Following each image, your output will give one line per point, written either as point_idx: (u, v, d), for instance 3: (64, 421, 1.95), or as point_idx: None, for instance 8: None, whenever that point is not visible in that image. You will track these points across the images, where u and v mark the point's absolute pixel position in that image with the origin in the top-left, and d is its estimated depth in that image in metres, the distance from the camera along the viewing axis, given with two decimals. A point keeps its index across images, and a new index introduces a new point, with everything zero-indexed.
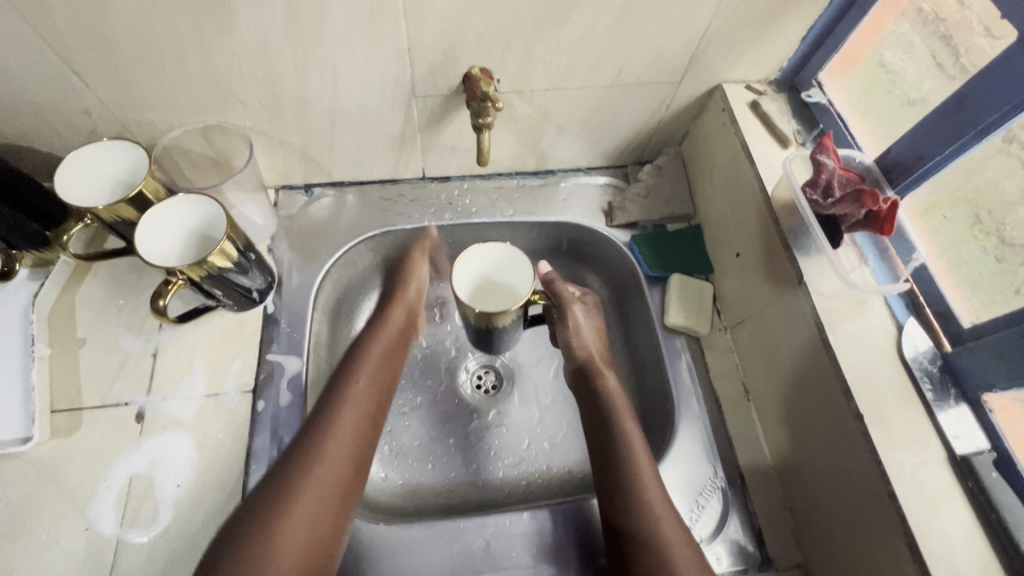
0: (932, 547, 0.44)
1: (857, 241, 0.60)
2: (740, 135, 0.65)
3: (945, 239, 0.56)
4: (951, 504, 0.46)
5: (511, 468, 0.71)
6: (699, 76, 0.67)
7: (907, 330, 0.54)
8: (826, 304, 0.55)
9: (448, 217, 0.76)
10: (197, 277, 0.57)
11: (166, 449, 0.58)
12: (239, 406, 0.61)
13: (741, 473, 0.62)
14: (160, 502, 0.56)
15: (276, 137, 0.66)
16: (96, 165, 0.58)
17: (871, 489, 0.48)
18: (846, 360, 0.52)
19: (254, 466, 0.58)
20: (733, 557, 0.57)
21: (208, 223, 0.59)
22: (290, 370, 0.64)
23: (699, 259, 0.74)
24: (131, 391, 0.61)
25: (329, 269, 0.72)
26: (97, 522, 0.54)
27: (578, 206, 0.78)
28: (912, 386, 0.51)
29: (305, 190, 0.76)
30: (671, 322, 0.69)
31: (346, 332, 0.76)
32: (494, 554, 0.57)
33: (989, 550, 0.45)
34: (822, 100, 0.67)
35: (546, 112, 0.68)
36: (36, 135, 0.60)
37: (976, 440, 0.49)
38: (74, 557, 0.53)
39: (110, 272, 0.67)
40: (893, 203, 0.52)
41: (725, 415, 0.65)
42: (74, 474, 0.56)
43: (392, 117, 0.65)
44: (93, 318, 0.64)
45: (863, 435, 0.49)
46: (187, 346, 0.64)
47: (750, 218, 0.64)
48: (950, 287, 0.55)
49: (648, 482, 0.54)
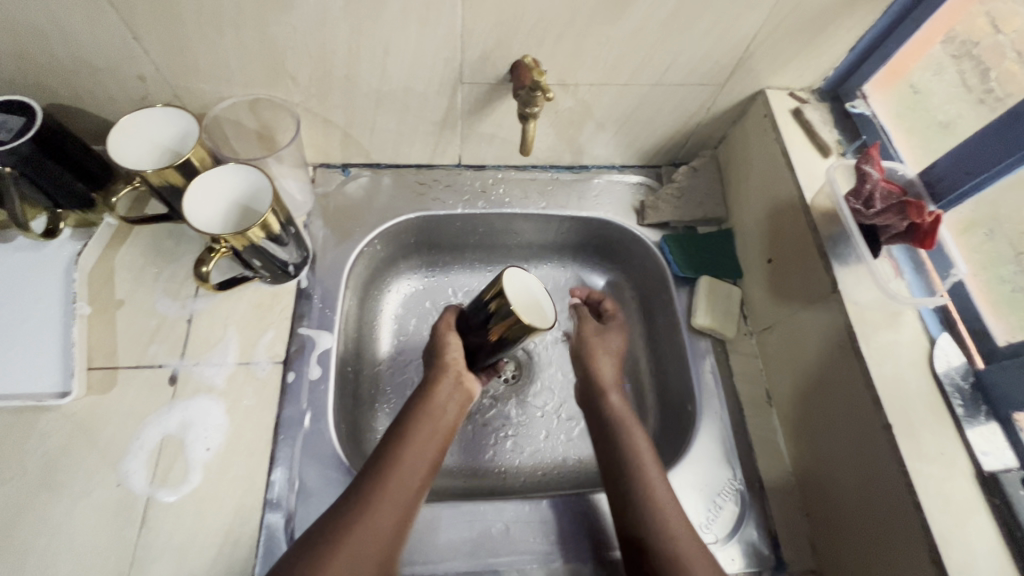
0: (955, 560, 0.45)
1: (893, 254, 0.59)
2: (781, 141, 0.65)
3: (984, 257, 0.56)
4: (976, 520, 0.46)
5: (528, 458, 0.72)
6: (743, 80, 0.67)
7: (939, 344, 0.54)
8: (860, 313, 0.55)
9: (481, 205, 0.77)
10: (240, 246, 0.58)
11: (198, 413, 0.59)
12: (269, 376, 0.62)
13: (759, 477, 0.63)
14: (190, 464, 0.57)
15: (321, 114, 0.67)
16: (145, 130, 0.59)
17: (896, 500, 0.49)
18: (877, 370, 0.52)
19: (284, 434, 0.60)
20: (747, 559, 0.58)
21: (251, 195, 0.60)
22: (321, 345, 0.65)
23: (727, 263, 0.74)
24: (165, 354, 0.62)
25: (362, 249, 0.73)
26: (129, 478, 0.55)
27: (610, 202, 0.78)
28: (942, 401, 0.51)
29: (342, 169, 0.77)
30: (698, 323, 0.69)
31: (373, 312, 0.77)
32: (513, 539, 0.58)
33: (1013, 567, 0.45)
34: (866, 112, 0.67)
35: (588, 106, 0.69)
36: (90, 98, 0.61)
37: (1005, 458, 0.49)
38: (105, 510, 0.54)
39: (149, 237, 0.68)
40: (937, 217, 0.53)
41: (746, 418, 0.66)
42: (107, 430, 0.57)
43: (436, 101, 0.66)
44: (131, 281, 0.66)
45: (890, 445, 0.49)
46: (221, 314, 0.65)
47: (785, 223, 0.64)
48: (985, 303, 0.55)
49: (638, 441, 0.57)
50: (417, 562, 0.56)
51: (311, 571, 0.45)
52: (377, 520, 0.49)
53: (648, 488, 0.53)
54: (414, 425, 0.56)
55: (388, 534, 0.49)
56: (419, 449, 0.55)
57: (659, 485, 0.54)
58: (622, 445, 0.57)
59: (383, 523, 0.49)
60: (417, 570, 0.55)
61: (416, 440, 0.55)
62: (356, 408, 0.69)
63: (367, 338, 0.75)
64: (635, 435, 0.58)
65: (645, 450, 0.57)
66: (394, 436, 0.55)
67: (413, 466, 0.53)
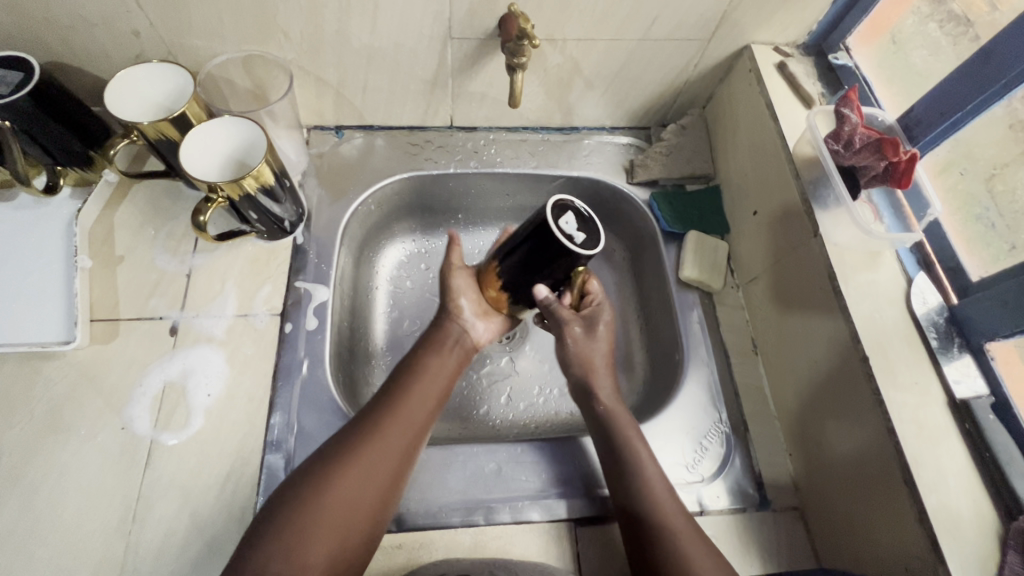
0: (926, 479, 0.47)
1: (873, 199, 0.61)
2: (766, 93, 0.66)
3: (959, 196, 0.57)
4: (946, 442, 0.48)
5: (522, 412, 0.74)
6: (728, 36, 0.68)
7: (916, 283, 0.56)
8: (840, 254, 0.57)
9: (473, 164, 0.78)
10: (236, 196, 0.59)
11: (198, 361, 0.61)
12: (267, 327, 0.64)
13: (744, 419, 0.65)
14: (192, 409, 0.59)
15: (314, 73, 0.68)
16: (138, 84, 0.60)
17: (871, 428, 0.50)
18: (855, 307, 0.54)
19: (283, 380, 0.62)
20: (732, 496, 0.60)
21: (245, 149, 0.62)
22: (318, 298, 0.67)
23: (715, 218, 0.75)
24: (166, 307, 0.64)
25: (357, 207, 0.75)
26: (133, 423, 0.57)
27: (599, 162, 0.80)
28: (918, 335, 0.53)
29: (335, 131, 0.78)
30: (686, 276, 0.71)
31: (368, 271, 0.79)
32: (504, 478, 0.60)
33: (980, 486, 0.47)
34: (848, 63, 0.68)
35: (577, 63, 0.70)
36: (86, 55, 0.62)
37: (976, 385, 0.51)
38: (111, 451, 0.56)
39: (147, 195, 0.70)
40: (912, 155, 0.54)
41: (732, 365, 0.68)
42: (111, 377, 0.59)
43: (426, 58, 0.67)
44: (130, 237, 0.67)
45: (866, 375, 0.51)
46: (219, 269, 0.66)
47: (770, 173, 0.65)
48: (959, 242, 0.56)
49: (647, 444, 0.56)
50: (412, 499, 0.57)
51: (265, 540, 0.45)
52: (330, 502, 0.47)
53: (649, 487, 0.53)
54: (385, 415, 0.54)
55: (342, 526, 0.47)
56: (388, 440, 0.52)
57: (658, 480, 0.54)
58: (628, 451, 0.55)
59: (338, 507, 0.48)
60: (413, 505, 0.57)
61: (385, 431, 0.52)
62: (353, 362, 0.71)
63: (363, 296, 0.77)
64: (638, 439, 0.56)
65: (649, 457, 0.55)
66: (364, 422, 0.53)
67: (379, 457, 0.51)
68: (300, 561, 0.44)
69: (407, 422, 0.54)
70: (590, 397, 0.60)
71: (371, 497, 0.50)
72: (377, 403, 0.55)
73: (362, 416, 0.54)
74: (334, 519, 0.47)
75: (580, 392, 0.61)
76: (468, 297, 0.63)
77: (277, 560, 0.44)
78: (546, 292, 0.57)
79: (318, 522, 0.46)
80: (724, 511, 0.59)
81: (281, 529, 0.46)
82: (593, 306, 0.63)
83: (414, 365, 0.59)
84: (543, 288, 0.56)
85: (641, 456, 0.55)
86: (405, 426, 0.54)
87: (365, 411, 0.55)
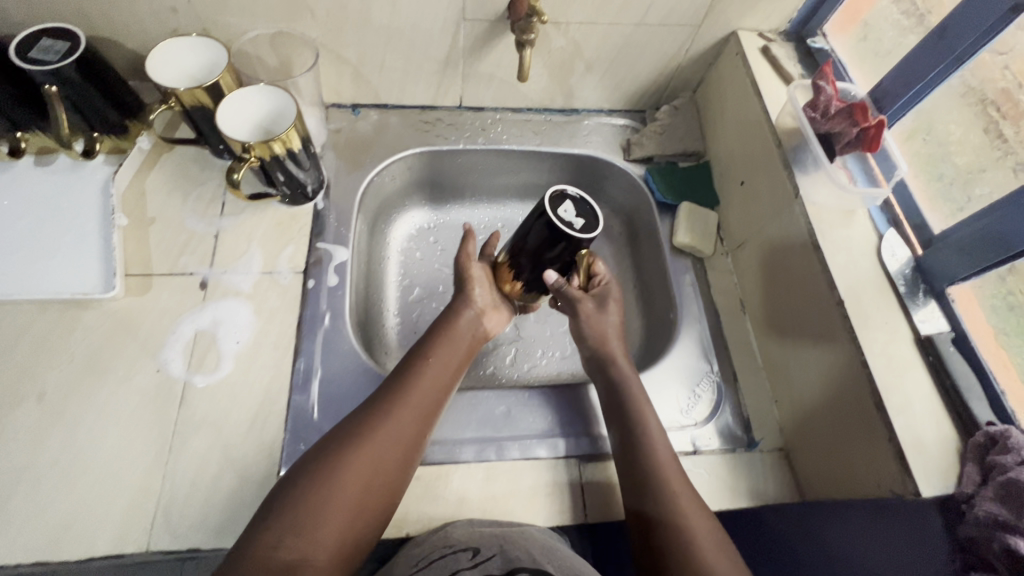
0: (894, 403, 0.52)
1: (847, 165, 0.67)
2: (751, 73, 0.72)
3: (923, 160, 0.64)
4: (913, 374, 0.54)
5: (526, 371, 0.79)
6: (717, 22, 0.74)
7: (886, 239, 0.62)
8: (818, 212, 0.63)
9: (481, 141, 0.84)
10: (266, 157, 0.64)
11: (227, 313, 0.65)
12: (291, 283, 0.68)
13: (734, 370, 0.70)
14: (222, 354, 0.63)
15: (336, 51, 0.73)
16: (178, 61, 0.66)
17: (848, 363, 0.56)
18: (832, 259, 0.60)
19: (307, 332, 0.66)
20: (722, 438, 0.65)
21: (273, 117, 0.67)
22: (338, 258, 0.72)
23: (706, 192, 0.81)
24: (196, 264, 0.68)
25: (372, 178, 0.80)
26: (167, 365, 0.61)
27: (598, 141, 0.86)
28: (888, 283, 0.59)
29: (352, 109, 0.83)
30: (679, 242, 0.77)
31: (382, 241, 0.84)
32: (514, 419, 0.65)
33: (943, 410, 0.53)
34: (824, 48, 0.76)
35: (579, 46, 0.76)
36: (126, 30, 0.67)
37: (938, 323, 0.57)
38: (147, 391, 0.60)
39: (177, 163, 0.74)
40: (881, 122, 0.60)
41: (722, 323, 0.74)
42: (146, 325, 0.63)
43: (441, 38, 0.73)
44: (161, 201, 0.72)
45: (842, 317, 0.57)
46: (245, 231, 0.71)
47: (755, 145, 0.71)
48: (924, 201, 0.62)
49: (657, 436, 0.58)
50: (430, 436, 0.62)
51: (280, 516, 0.46)
52: (343, 483, 0.49)
53: (664, 474, 0.55)
54: (398, 400, 0.56)
55: (354, 505, 0.49)
56: (401, 423, 0.54)
57: (672, 470, 0.55)
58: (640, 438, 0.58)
59: (352, 486, 0.49)
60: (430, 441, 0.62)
61: (398, 414, 0.55)
62: (368, 323, 0.76)
63: (377, 264, 0.82)
64: (652, 424, 0.59)
65: (664, 446, 0.58)
66: (376, 406, 0.55)
67: (392, 439, 0.53)
68: (313, 539, 0.46)
69: (419, 407, 0.56)
70: (607, 363, 0.64)
71: (382, 477, 0.51)
72: (391, 386, 0.57)
73: (375, 399, 0.56)
74: (346, 499, 0.49)
75: (595, 363, 0.66)
76: (482, 287, 0.67)
77: (290, 535, 0.45)
78: (554, 276, 0.61)
79: (335, 501, 0.48)
80: (716, 452, 0.64)
81: (295, 507, 0.47)
82: (603, 284, 0.69)
83: (425, 354, 0.61)
84: (552, 272, 0.61)
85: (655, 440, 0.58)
86: (417, 412, 0.56)
87: (376, 396, 0.57)
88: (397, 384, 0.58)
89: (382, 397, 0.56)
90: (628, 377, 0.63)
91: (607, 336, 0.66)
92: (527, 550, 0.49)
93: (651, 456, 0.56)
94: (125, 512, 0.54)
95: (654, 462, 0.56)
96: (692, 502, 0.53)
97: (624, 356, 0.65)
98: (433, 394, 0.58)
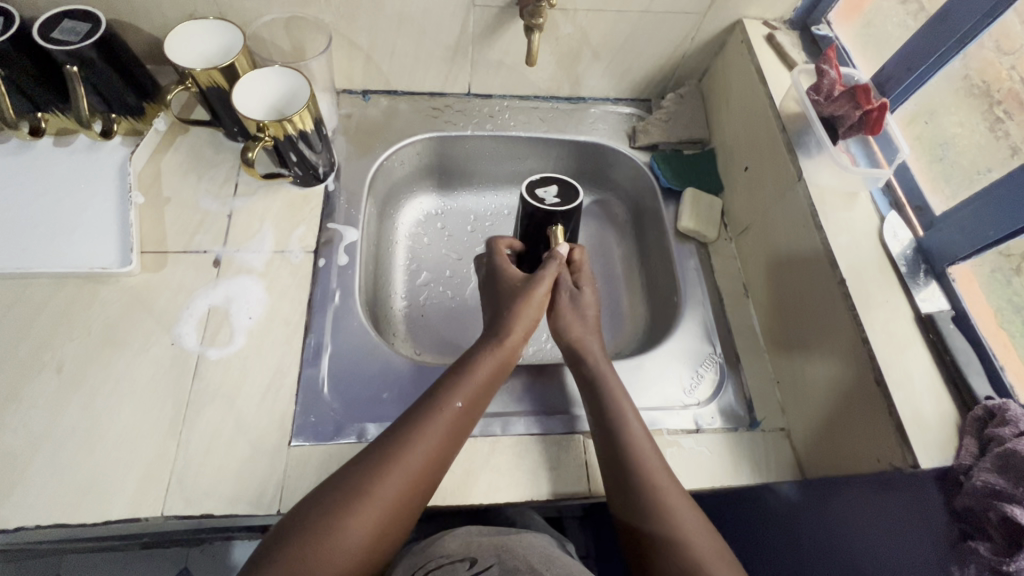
0: (894, 378, 0.53)
1: (850, 148, 0.68)
2: (755, 60, 0.73)
3: (924, 144, 0.64)
4: (913, 351, 0.55)
5: (532, 354, 0.80)
6: (722, 10, 0.76)
7: (888, 220, 0.63)
8: (821, 193, 0.64)
9: (488, 127, 0.85)
10: (279, 137, 0.65)
11: (239, 289, 0.67)
12: (302, 262, 0.70)
13: (737, 352, 0.71)
14: (235, 329, 0.64)
15: (348, 36, 0.75)
16: (196, 44, 0.68)
17: (848, 340, 0.57)
18: (834, 239, 0.61)
19: (317, 310, 0.67)
20: (724, 417, 0.66)
21: (286, 99, 0.68)
22: (348, 238, 0.73)
23: (710, 179, 0.82)
24: (210, 242, 0.69)
25: (382, 162, 0.81)
26: (182, 338, 0.63)
27: (604, 128, 0.87)
28: (890, 264, 0.60)
29: (362, 95, 0.85)
30: (683, 226, 0.78)
31: (390, 225, 0.85)
32: (518, 394, 0.67)
33: (943, 386, 0.53)
34: (828, 36, 0.77)
35: (586, 33, 0.77)
36: (145, 13, 0.69)
37: (939, 302, 0.58)
38: (162, 362, 0.61)
39: (192, 145, 0.76)
40: (882, 104, 0.61)
41: (726, 306, 0.75)
42: (161, 299, 0.65)
43: (451, 24, 0.74)
44: (176, 180, 0.73)
45: (844, 296, 0.58)
46: (257, 211, 0.73)
47: (759, 130, 0.72)
48: (925, 182, 0.63)
49: (653, 463, 0.55)
50: None
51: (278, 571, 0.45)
52: (344, 537, 0.47)
53: (667, 507, 0.52)
54: (403, 442, 0.52)
55: (357, 555, 0.47)
56: (406, 468, 0.51)
57: (677, 504, 0.52)
58: (638, 467, 0.54)
59: (354, 538, 0.47)
60: None
61: (402, 460, 0.51)
62: (376, 303, 0.77)
63: (385, 247, 0.83)
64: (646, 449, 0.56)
65: (666, 478, 0.54)
66: (381, 451, 0.51)
67: (395, 485, 0.50)
68: None
69: (427, 450, 0.52)
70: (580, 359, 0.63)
71: (387, 524, 0.49)
72: (401, 428, 0.53)
73: (380, 442, 0.52)
74: (349, 551, 0.47)
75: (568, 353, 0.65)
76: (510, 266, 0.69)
77: None
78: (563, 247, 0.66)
79: (335, 554, 0.46)
80: (718, 431, 0.65)
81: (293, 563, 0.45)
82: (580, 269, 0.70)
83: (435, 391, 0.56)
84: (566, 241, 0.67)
85: (653, 470, 0.54)
86: (425, 456, 0.52)
87: (382, 439, 0.53)
88: (404, 427, 0.53)
89: (387, 441, 0.52)
90: (605, 374, 0.61)
91: (580, 327, 0.66)
92: (524, 557, 0.50)
93: (653, 487, 0.53)
94: (140, 478, 0.55)
95: (656, 493, 0.53)
96: (702, 533, 0.51)
97: (600, 353, 0.64)
98: (448, 436, 0.54)
